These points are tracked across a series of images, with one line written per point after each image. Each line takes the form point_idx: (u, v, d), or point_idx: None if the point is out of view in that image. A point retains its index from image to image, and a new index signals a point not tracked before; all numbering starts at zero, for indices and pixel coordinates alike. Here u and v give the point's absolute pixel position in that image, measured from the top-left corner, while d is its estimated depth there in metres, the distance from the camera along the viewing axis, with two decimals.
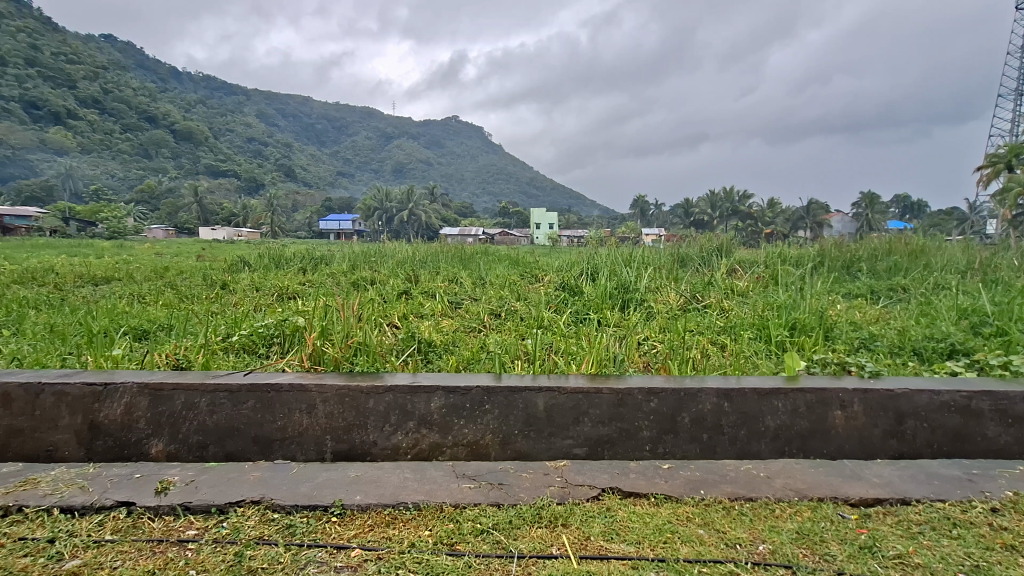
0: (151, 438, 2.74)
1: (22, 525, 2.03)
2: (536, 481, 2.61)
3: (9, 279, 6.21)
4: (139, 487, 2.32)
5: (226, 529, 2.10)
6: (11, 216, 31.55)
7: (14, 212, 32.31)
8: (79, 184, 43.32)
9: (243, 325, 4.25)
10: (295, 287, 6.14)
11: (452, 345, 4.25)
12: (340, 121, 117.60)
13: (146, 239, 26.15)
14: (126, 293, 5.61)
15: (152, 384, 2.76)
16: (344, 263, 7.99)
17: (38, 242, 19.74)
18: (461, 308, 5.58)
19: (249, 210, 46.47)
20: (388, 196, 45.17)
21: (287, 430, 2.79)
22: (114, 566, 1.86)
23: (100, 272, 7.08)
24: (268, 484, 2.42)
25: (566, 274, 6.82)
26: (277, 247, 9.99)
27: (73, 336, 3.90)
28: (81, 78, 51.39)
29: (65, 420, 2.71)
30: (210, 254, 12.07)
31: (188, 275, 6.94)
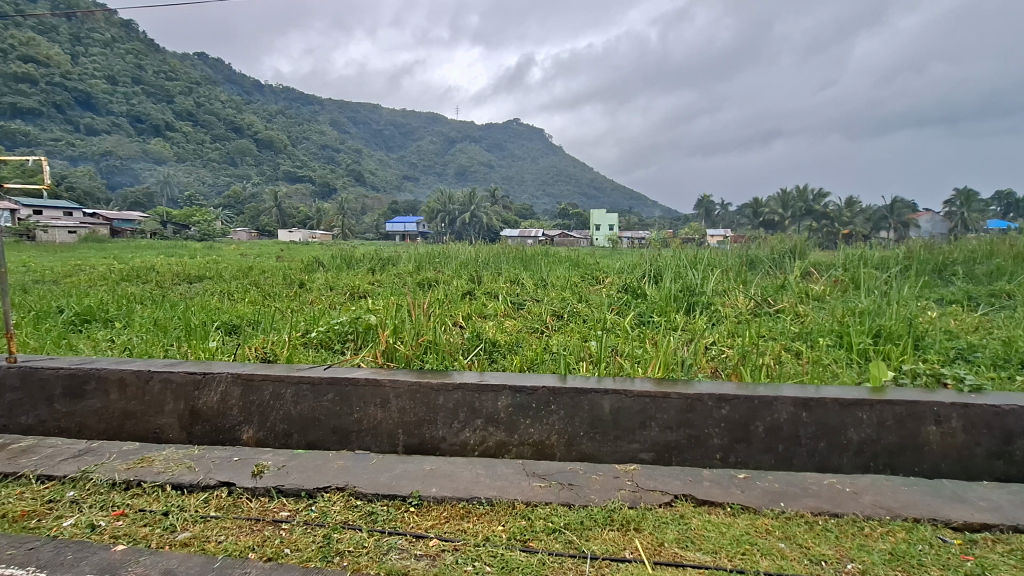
0: (242, 425, 2.96)
1: (141, 497, 2.26)
2: (606, 484, 2.59)
3: (120, 277, 6.93)
4: (238, 469, 2.52)
5: (315, 512, 2.24)
6: (119, 221, 35.06)
7: (121, 217, 35.95)
8: (176, 190, 47.60)
9: (320, 322, 4.50)
10: (366, 286, 6.42)
11: (516, 345, 4.29)
12: (403, 126, 121.52)
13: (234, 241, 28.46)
14: (217, 290, 6.08)
15: (244, 374, 2.98)
16: (410, 264, 8.27)
17: (149, 245, 22.12)
18: (523, 308, 5.62)
19: (321, 213, 48.94)
20: (450, 198, 46.10)
21: (362, 423, 2.92)
22: (219, 540, 2.02)
23: (195, 271, 7.75)
24: (351, 473, 2.56)
25: (628, 276, 6.72)
26: (349, 248, 10.50)
27: (173, 330, 4.29)
28: (178, 93, 56.45)
29: (170, 405, 2.98)
30: (288, 255, 12.92)
31: (270, 274, 7.44)
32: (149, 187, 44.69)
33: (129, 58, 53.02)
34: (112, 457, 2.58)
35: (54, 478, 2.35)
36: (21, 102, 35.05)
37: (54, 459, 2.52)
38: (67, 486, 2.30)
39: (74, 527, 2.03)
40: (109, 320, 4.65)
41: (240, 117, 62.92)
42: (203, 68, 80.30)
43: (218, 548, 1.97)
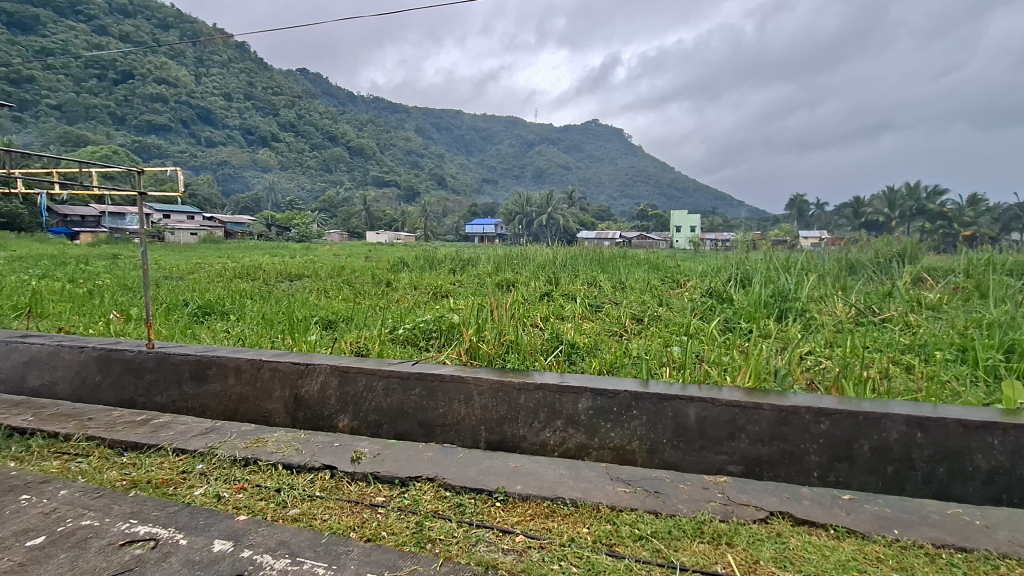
0: (339, 413, 3.18)
1: (257, 474, 2.49)
2: (694, 494, 2.51)
3: (233, 275, 7.66)
4: (338, 454, 2.70)
5: (408, 499, 2.36)
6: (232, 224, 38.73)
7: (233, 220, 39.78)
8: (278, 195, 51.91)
9: (407, 320, 4.71)
10: (448, 286, 6.63)
11: (595, 348, 4.23)
12: (482, 130, 124.19)
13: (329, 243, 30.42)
14: (315, 288, 6.54)
15: (341, 366, 3.19)
16: (490, 265, 8.42)
17: (257, 245, 24.29)
18: (602, 311, 5.54)
19: (406, 216, 51.11)
20: (528, 200, 46.49)
21: (447, 417, 3.03)
22: (324, 518, 2.19)
23: (296, 270, 8.39)
24: (440, 464, 2.67)
25: (712, 280, 6.42)
26: (432, 250, 10.86)
27: (279, 323, 4.68)
28: (281, 107, 61.63)
29: (277, 392, 3.27)
30: (377, 256, 13.64)
31: (359, 274, 7.90)
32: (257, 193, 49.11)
33: (241, 76, 58.62)
34: (233, 436, 2.86)
35: (187, 452, 2.64)
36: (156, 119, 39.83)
37: (187, 434, 2.83)
38: (198, 460, 2.57)
39: (205, 496, 2.27)
40: (225, 313, 5.15)
41: (333, 127, 67.42)
42: (302, 82, 86.99)
43: (324, 525, 2.13)
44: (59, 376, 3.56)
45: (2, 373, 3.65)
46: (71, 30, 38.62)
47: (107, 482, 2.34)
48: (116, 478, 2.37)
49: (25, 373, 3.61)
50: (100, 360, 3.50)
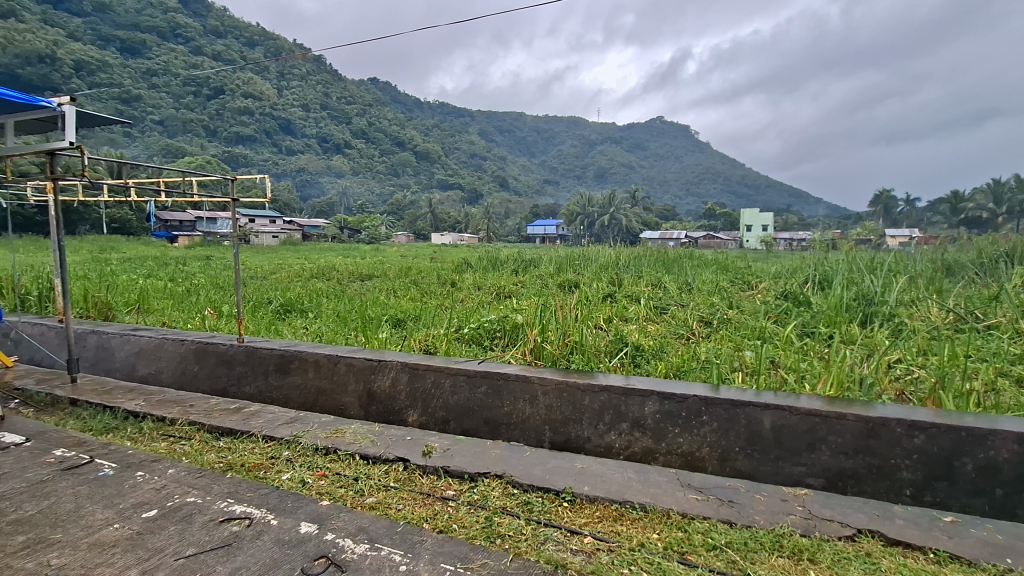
0: (409, 409, 3.30)
1: (336, 462, 2.64)
2: (772, 506, 2.38)
3: (310, 275, 8.13)
4: (410, 447, 2.81)
5: (477, 494, 2.41)
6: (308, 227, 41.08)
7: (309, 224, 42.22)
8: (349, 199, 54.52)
9: (472, 320, 4.80)
10: (511, 287, 6.70)
11: (661, 350, 4.11)
12: (543, 131, 124.25)
13: (397, 245, 31.50)
14: (384, 287, 6.82)
15: (411, 363, 3.32)
16: (552, 266, 8.41)
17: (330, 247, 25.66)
18: (667, 313, 5.39)
19: (469, 218, 52.06)
20: (590, 200, 46.01)
21: (512, 416, 3.07)
22: (398, 508, 2.28)
23: (365, 270, 8.78)
24: (507, 462, 2.71)
25: (787, 281, 6.07)
26: (494, 250, 10.99)
27: (352, 322, 4.92)
28: (353, 114, 64.69)
29: (352, 385, 3.45)
30: (441, 257, 14.02)
31: (425, 274, 8.15)
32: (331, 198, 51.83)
33: (317, 86, 62.01)
34: (314, 426, 3.05)
35: (275, 439, 2.84)
36: (243, 130, 42.99)
37: (274, 423, 3.04)
38: (285, 446, 2.76)
39: (290, 481, 2.43)
40: (304, 311, 5.49)
41: (400, 132, 69.89)
42: (374, 90, 91.01)
43: (398, 514, 2.22)
44: (163, 366, 3.92)
45: (117, 362, 4.06)
46: (171, 52, 42.40)
47: (206, 464, 2.55)
48: (214, 460, 2.58)
49: (135, 363, 4.00)
50: (197, 352, 3.84)
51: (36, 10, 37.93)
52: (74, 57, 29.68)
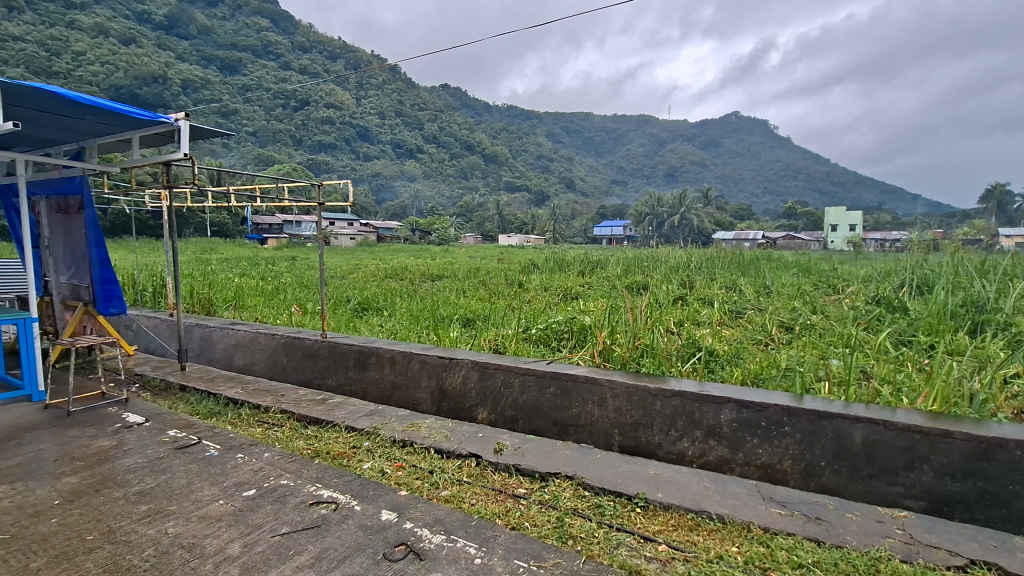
0: (479, 406, 3.36)
1: (412, 455, 2.75)
2: (865, 526, 2.20)
3: (385, 275, 8.50)
4: (482, 444, 2.88)
5: (548, 494, 2.43)
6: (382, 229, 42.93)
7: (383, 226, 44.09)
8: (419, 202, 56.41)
9: (539, 320, 4.82)
10: (578, 288, 6.65)
11: (738, 356, 3.90)
12: (611, 130, 122.30)
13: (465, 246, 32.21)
14: (454, 287, 7.00)
15: (481, 362, 3.41)
16: (620, 268, 8.27)
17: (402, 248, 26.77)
18: (743, 317, 5.13)
19: (535, 219, 52.20)
20: (659, 200, 44.72)
21: (581, 418, 3.05)
22: (472, 502, 2.34)
23: (436, 271, 9.07)
24: (578, 463, 2.70)
25: (879, 285, 5.59)
26: (561, 252, 10.95)
27: (423, 321, 5.09)
28: (425, 120, 66.94)
29: (425, 382, 3.57)
30: (508, 258, 14.21)
31: (492, 275, 8.29)
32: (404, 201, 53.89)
33: (392, 94, 64.62)
34: (391, 419, 3.19)
35: (356, 430, 3.00)
36: (324, 138, 45.65)
37: (355, 415, 3.21)
38: (365, 437, 2.91)
39: (371, 470, 2.56)
40: (379, 310, 5.74)
41: (469, 136, 71.39)
42: (445, 95, 93.72)
43: (472, 508, 2.28)
44: (257, 358, 4.25)
45: (217, 353, 4.44)
46: (263, 67, 45.80)
47: (296, 449, 2.74)
48: (302, 447, 2.77)
49: (233, 354, 4.36)
50: (286, 345, 4.15)
51: (152, 35, 42.39)
52: (182, 76, 32.84)
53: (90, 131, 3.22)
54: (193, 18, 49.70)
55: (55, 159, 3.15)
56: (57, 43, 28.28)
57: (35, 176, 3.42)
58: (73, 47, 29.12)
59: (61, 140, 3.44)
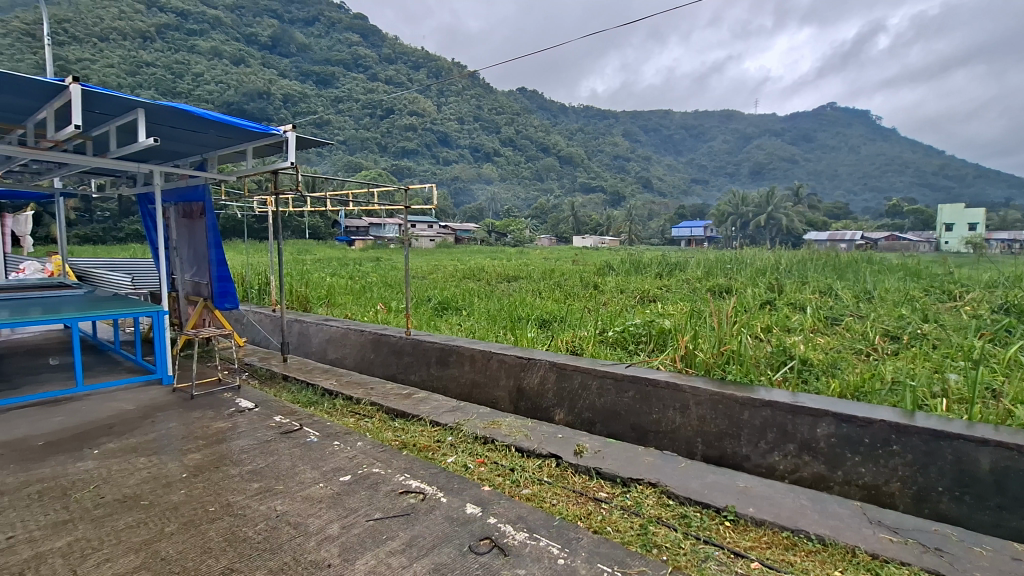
0: (556, 407, 3.37)
1: (493, 451, 2.81)
2: (997, 563, 1.95)
3: (462, 275, 8.74)
4: (562, 445, 2.88)
5: (630, 500, 2.38)
6: (460, 231, 44.08)
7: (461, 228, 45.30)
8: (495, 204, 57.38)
9: (616, 323, 4.74)
10: (656, 291, 6.47)
11: (836, 367, 3.59)
12: (691, 128, 117.59)
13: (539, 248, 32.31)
14: (530, 288, 7.08)
15: (559, 363, 3.42)
16: (700, 270, 7.96)
17: (478, 249, 27.34)
18: (840, 325, 4.74)
19: (612, 220, 51.34)
20: (744, 200, 42.35)
21: (661, 424, 2.96)
22: (553, 502, 2.35)
23: (512, 272, 9.20)
24: (661, 470, 2.63)
25: (1008, 292, 4.92)
26: (640, 253, 10.68)
27: (500, 321, 5.17)
28: (502, 124, 68.00)
29: (503, 380, 3.64)
30: (583, 259, 14.10)
31: (569, 277, 8.26)
32: (480, 203, 55.13)
33: (470, 100, 66.31)
34: (473, 415, 3.27)
35: (440, 424, 3.11)
36: (406, 145, 47.70)
37: (439, 410, 3.33)
38: (448, 432, 3.01)
39: (455, 464, 2.64)
40: (458, 309, 5.91)
41: (544, 138, 71.60)
42: (522, 97, 94.78)
43: (554, 509, 2.29)
44: (347, 352, 4.52)
45: (312, 346, 4.77)
46: (352, 80, 48.75)
47: (385, 440, 2.89)
48: (391, 438, 2.91)
49: (326, 348, 4.67)
50: (374, 342, 4.39)
51: (258, 55, 46.54)
52: (283, 92, 35.72)
53: (212, 144, 3.59)
54: (293, 37, 53.92)
55: (183, 171, 3.54)
56: (181, 67, 31.84)
57: (168, 185, 3.87)
58: (194, 69, 32.62)
59: (188, 153, 3.87)
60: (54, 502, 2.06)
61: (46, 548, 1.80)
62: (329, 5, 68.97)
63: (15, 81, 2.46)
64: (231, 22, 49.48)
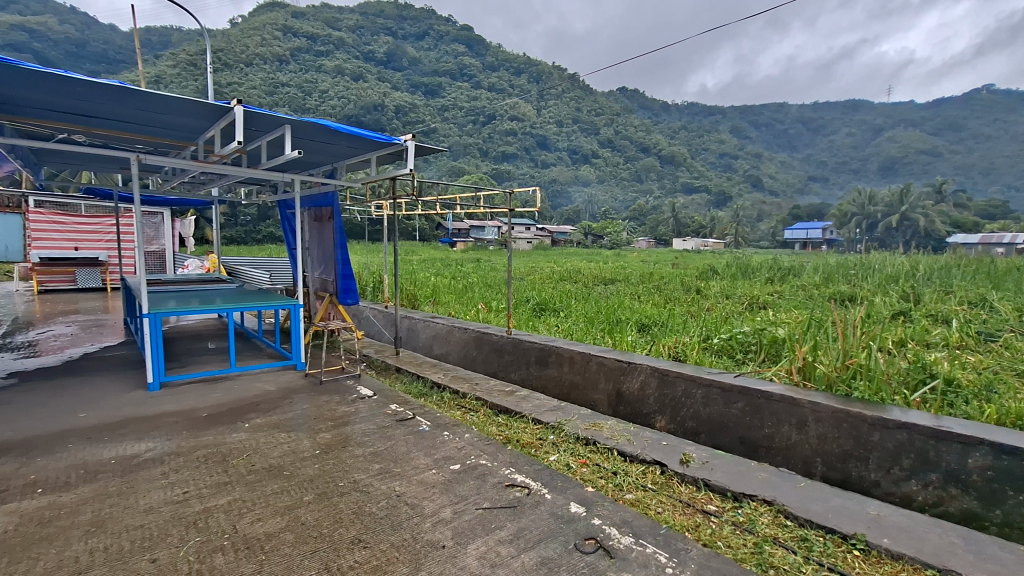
0: (657, 414, 3.28)
1: (595, 453, 2.81)
2: None
3: (559, 277, 8.79)
4: (667, 453, 2.80)
5: (742, 516, 2.26)
6: (557, 234, 44.19)
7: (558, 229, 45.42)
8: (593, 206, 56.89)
9: (722, 330, 4.49)
10: (767, 297, 6.05)
11: (992, 391, 3.11)
12: (808, 121, 107.80)
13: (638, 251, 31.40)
14: (629, 292, 6.92)
15: (661, 369, 3.34)
16: (818, 275, 7.29)
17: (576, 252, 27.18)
18: (997, 343, 4.09)
19: (716, 222, 48.56)
20: (872, 198, 37.93)
21: (775, 440, 2.77)
22: (658, 510, 2.30)
23: (609, 274, 9.10)
24: (776, 488, 2.46)
25: None
26: (751, 257, 10.00)
27: (598, 323, 5.13)
28: (601, 124, 67.15)
29: (602, 383, 3.62)
30: (686, 262, 13.49)
31: (669, 280, 7.98)
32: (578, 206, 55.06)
33: (569, 103, 66.28)
34: (574, 416, 3.29)
35: (542, 423, 3.16)
36: (506, 149, 48.83)
37: (540, 409, 3.38)
38: (550, 431, 3.05)
39: (557, 463, 2.68)
40: (556, 310, 5.96)
41: (644, 138, 69.62)
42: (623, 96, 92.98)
43: (660, 516, 2.24)
44: (451, 348, 4.75)
45: (420, 341, 5.08)
46: (457, 89, 50.96)
47: (490, 434, 3.01)
48: (495, 433, 3.02)
49: (433, 343, 4.95)
50: (476, 339, 4.57)
51: (375, 70, 50.29)
52: (395, 103, 38.27)
53: (342, 156, 3.99)
54: (404, 52, 57.53)
55: (317, 179, 3.96)
56: (309, 85, 35.35)
57: (304, 192, 4.34)
58: (321, 87, 36.07)
59: (322, 163, 4.32)
60: (217, 466, 2.40)
61: (212, 504, 2.10)
62: (437, 18, 72.51)
63: (193, 105, 2.90)
64: (352, 42, 54.03)
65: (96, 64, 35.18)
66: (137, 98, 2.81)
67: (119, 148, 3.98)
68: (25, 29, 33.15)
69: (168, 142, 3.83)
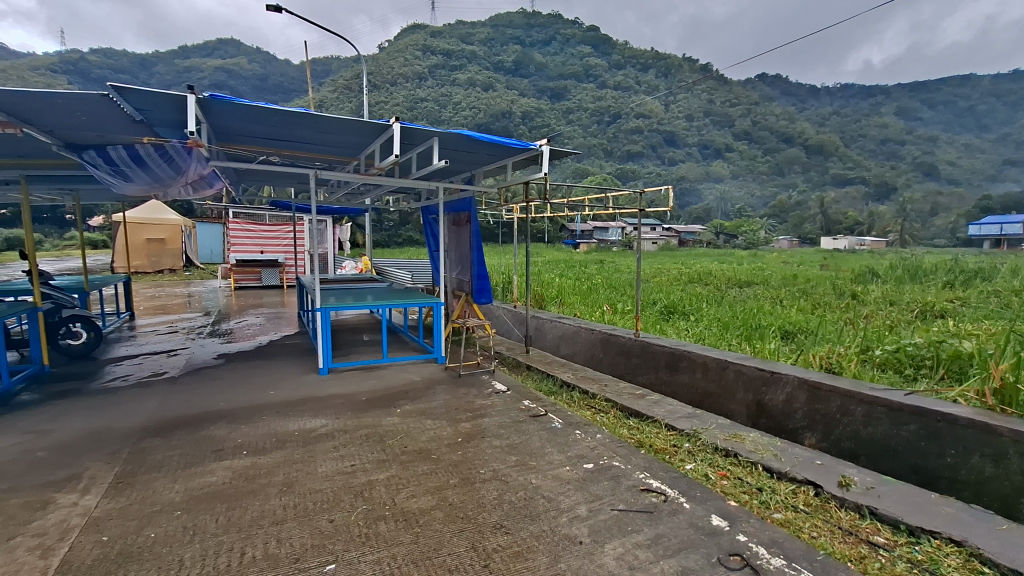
0: (806, 430, 3.01)
1: (737, 466, 2.65)
2: None
3: (688, 279, 8.40)
4: (822, 474, 2.55)
5: (920, 554, 1.98)
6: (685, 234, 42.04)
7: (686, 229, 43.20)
8: (725, 204, 53.21)
9: (887, 340, 3.94)
10: (946, 305, 5.16)
11: None
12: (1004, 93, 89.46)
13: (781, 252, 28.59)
14: (770, 296, 6.37)
15: (811, 381, 3.03)
16: (1018, 280, 6.04)
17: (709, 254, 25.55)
18: None
19: (876, 218, 42.48)
20: None
21: (960, 472, 2.37)
22: (813, 534, 2.10)
23: (746, 276, 8.47)
24: (965, 527, 2.11)
25: None
26: (928, 257, 8.54)
27: (733, 329, 4.81)
28: None
29: (740, 393, 3.41)
30: (842, 264, 12.01)
31: (818, 284, 7.20)
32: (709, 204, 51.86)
33: None
34: (711, 425, 3.14)
35: (676, 429, 3.06)
36: (631, 149, 47.66)
37: (674, 415, 3.27)
38: (686, 438, 2.94)
39: (694, 472, 2.58)
40: (686, 314, 5.70)
41: None
42: None
43: (816, 541, 2.05)
44: (578, 349, 4.80)
45: (547, 341, 5.21)
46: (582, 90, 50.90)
47: (622, 436, 2.98)
48: (627, 436, 2.99)
49: (560, 344, 5.04)
50: (603, 341, 4.56)
51: (503, 79, 52.21)
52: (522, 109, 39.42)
53: (479, 162, 4.22)
54: (531, 58, 58.91)
55: (457, 186, 4.26)
56: (444, 99, 37.86)
57: (446, 199, 4.67)
58: (454, 99, 38.42)
59: (461, 170, 4.62)
60: (377, 444, 2.70)
61: (374, 477, 2.37)
62: (564, 22, 73.13)
63: (358, 123, 3.27)
64: (483, 54, 56.70)
65: (274, 95, 41.34)
66: (316, 122, 3.25)
67: (301, 165, 4.65)
68: (225, 70, 40.06)
69: (338, 159, 4.37)
